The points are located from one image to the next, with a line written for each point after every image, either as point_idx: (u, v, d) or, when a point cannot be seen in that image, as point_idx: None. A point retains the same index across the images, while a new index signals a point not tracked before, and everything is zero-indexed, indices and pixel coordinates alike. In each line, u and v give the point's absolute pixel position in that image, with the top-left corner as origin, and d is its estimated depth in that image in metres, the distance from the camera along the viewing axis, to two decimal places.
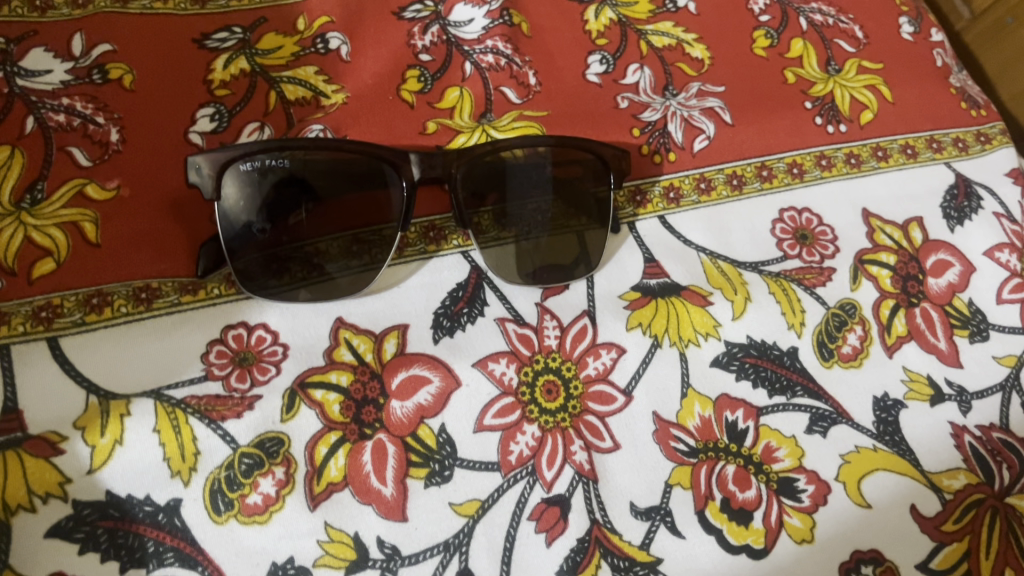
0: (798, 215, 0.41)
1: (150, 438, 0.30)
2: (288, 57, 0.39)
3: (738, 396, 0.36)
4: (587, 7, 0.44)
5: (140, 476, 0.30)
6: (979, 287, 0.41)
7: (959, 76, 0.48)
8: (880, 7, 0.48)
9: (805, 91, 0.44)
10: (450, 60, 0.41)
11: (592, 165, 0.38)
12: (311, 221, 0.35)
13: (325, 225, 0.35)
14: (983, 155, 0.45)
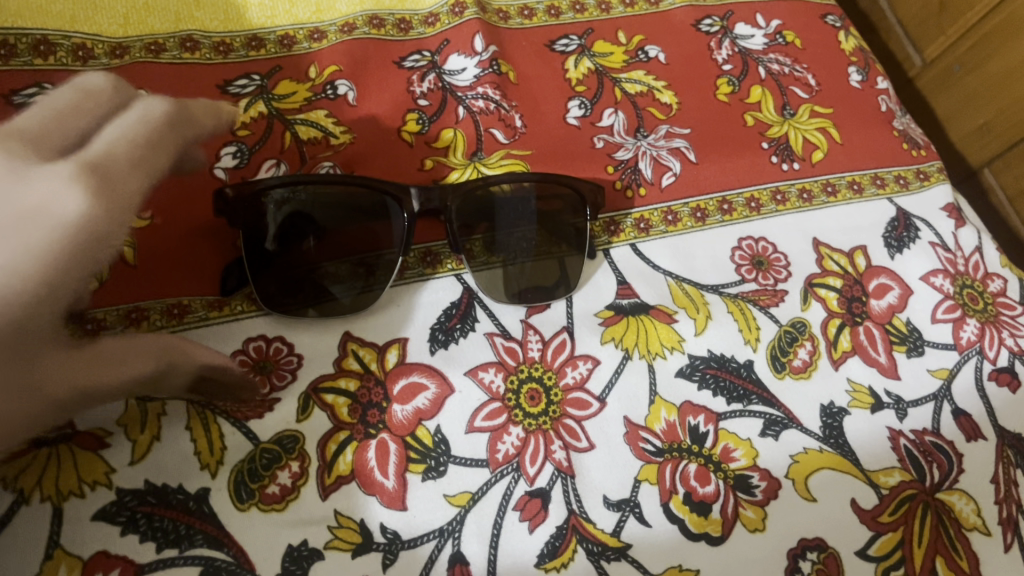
0: (755, 243, 0.46)
1: (184, 434, 0.35)
2: (301, 101, 0.44)
3: (700, 402, 0.41)
4: (567, 58, 0.50)
5: (175, 467, 0.34)
6: (915, 308, 0.46)
7: (902, 120, 0.53)
8: (832, 57, 0.54)
9: (763, 133, 0.50)
10: (445, 105, 0.46)
11: (574, 200, 0.43)
12: (318, 248, 0.39)
13: (330, 252, 0.40)
14: (922, 191, 0.50)
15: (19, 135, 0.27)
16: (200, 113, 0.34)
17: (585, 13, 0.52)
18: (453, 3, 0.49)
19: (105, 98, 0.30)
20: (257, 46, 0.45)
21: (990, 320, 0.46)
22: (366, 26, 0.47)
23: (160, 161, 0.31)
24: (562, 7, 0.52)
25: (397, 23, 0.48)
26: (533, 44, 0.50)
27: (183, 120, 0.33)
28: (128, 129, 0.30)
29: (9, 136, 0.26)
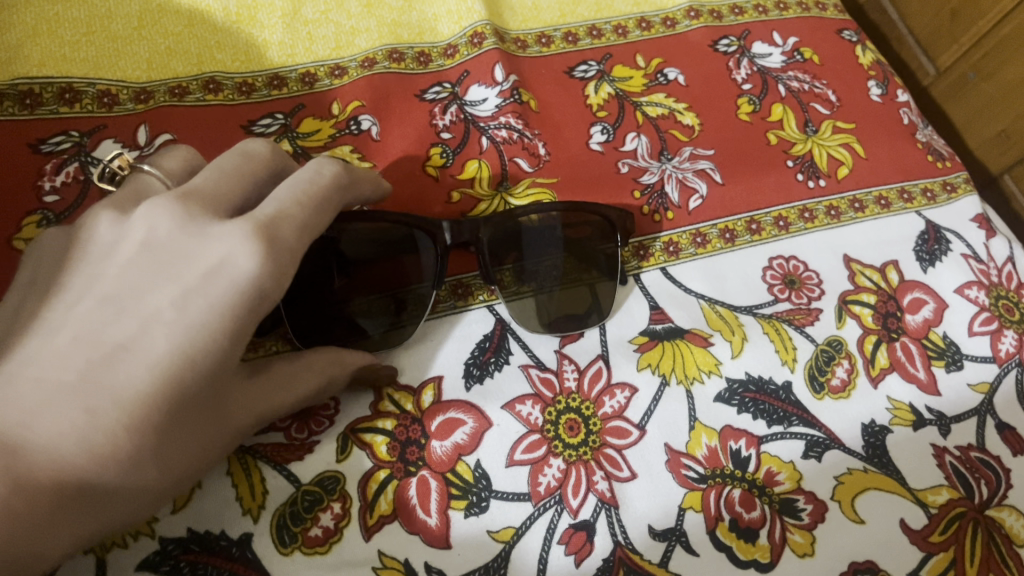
0: (785, 262, 0.46)
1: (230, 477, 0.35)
2: (326, 139, 0.44)
3: (740, 427, 0.40)
4: (587, 83, 0.50)
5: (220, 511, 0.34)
6: (952, 321, 0.45)
7: (924, 132, 0.53)
8: (850, 72, 0.54)
9: (787, 151, 0.49)
10: (468, 136, 0.46)
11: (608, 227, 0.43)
12: (348, 287, 0.39)
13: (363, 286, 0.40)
14: (950, 203, 0.50)
15: (204, 201, 0.32)
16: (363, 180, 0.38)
17: (602, 38, 0.52)
18: (471, 35, 0.49)
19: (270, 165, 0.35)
20: (279, 85, 0.45)
21: None
22: (386, 61, 0.47)
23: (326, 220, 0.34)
24: (579, 34, 0.52)
25: (417, 56, 0.48)
26: (552, 71, 0.50)
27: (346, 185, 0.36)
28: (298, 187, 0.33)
29: (196, 202, 0.32)
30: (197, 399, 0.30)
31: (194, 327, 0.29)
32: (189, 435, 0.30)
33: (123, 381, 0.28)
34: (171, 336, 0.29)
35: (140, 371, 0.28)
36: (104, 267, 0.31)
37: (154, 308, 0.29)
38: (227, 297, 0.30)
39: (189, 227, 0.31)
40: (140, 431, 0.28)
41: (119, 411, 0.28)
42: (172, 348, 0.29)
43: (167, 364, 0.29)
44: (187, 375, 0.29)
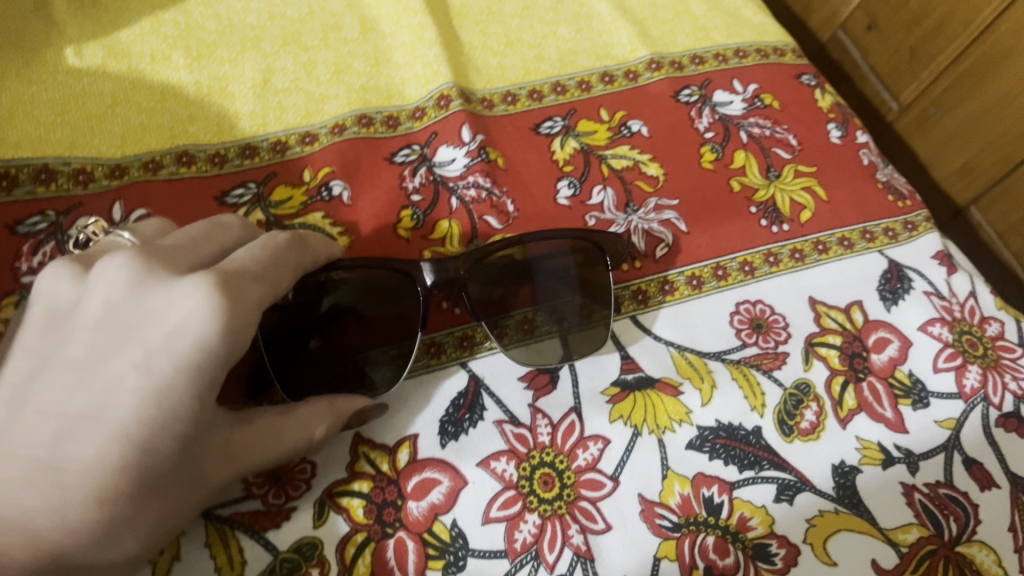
0: (752, 306, 0.47)
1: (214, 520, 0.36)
2: (298, 206, 0.45)
3: (712, 473, 0.41)
4: (553, 139, 0.51)
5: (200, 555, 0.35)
6: (917, 359, 0.46)
7: (885, 171, 0.54)
8: (810, 116, 0.56)
9: (750, 197, 0.51)
10: (438, 197, 0.47)
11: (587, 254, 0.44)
12: (343, 336, 0.40)
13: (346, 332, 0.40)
14: (911, 241, 0.51)
15: (162, 259, 0.33)
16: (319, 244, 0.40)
17: (566, 94, 0.53)
18: (437, 97, 0.51)
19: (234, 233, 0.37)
20: (251, 154, 0.46)
21: (991, 365, 0.46)
22: (356, 126, 0.49)
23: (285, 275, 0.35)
24: (543, 90, 0.53)
25: (385, 120, 0.50)
26: (519, 129, 0.51)
27: (303, 246, 0.38)
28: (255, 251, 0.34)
29: (153, 260, 0.32)
30: (170, 464, 0.30)
31: (159, 391, 0.29)
32: (161, 496, 0.30)
33: (89, 454, 0.29)
34: (134, 403, 0.29)
35: (106, 442, 0.29)
36: (75, 332, 0.32)
37: (119, 372, 0.30)
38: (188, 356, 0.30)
39: (145, 285, 0.31)
40: (111, 503, 0.29)
41: (89, 485, 0.29)
42: (136, 415, 0.29)
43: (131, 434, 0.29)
44: (156, 441, 0.29)
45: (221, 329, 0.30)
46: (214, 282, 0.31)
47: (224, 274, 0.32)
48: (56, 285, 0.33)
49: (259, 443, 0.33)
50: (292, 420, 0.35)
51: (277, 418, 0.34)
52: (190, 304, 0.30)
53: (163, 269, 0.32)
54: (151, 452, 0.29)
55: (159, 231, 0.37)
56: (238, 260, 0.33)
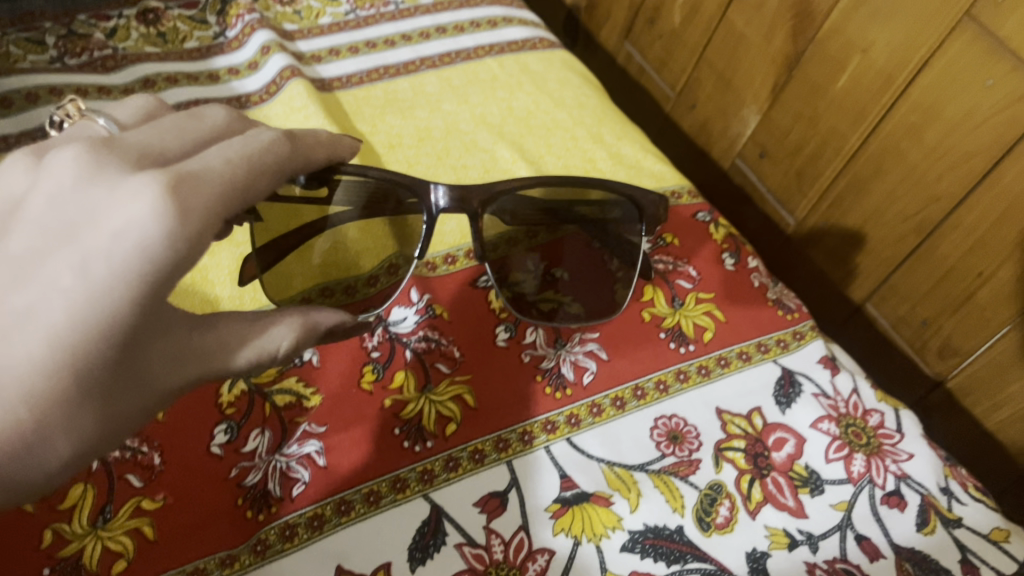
0: (668, 420, 0.55)
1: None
2: (275, 374, 0.53)
3: (644, 570, 0.48)
4: (489, 290, 0.60)
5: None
6: (811, 452, 0.54)
7: (774, 290, 0.64)
8: (707, 248, 0.66)
9: (659, 324, 0.60)
10: (394, 351, 0.56)
11: (624, 204, 0.56)
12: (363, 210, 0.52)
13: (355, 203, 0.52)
14: (799, 348, 0.60)
15: (118, 154, 0.36)
16: (309, 148, 0.43)
17: None
18: None
19: (208, 127, 0.40)
20: None
21: (874, 451, 0.55)
22: None
23: (260, 184, 0.37)
24: None
25: None
26: (459, 284, 0.60)
27: (287, 144, 0.40)
28: (230, 151, 0.37)
29: (106, 154, 0.36)
30: (104, 372, 0.35)
31: (93, 293, 0.32)
32: (105, 404, 0.36)
33: (22, 354, 0.33)
34: (65, 305, 0.33)
35: (37, 342, 0.33)
36: (21, 224, 0.36)
37: (55, 271, 0.33)
38: (127, 260, 0.32)
39: (93, 181, 0.34)
40: (40, 410, 0.34)
41: (21, 391, 0.33)
42: (67, 318, 0.33)
43: (60, 334, 0.33)
44: (89, 347, 0.33)
45: (159, 239, 0.32)
46: (163, 185, 0.33)
47: (179, 174, 0.34)
48: (12, 178, 0.38)
49: (223, 343, 0.40)
50: (254, 326, 0.41)
51: (239, 328, 0.40)
52: (130, 211, 0.32)
53: (114, 166, 0.35)
54: (84, 354, 0.34)
55: (134, 119, 0.44)
56: (204, 165, 0.35)
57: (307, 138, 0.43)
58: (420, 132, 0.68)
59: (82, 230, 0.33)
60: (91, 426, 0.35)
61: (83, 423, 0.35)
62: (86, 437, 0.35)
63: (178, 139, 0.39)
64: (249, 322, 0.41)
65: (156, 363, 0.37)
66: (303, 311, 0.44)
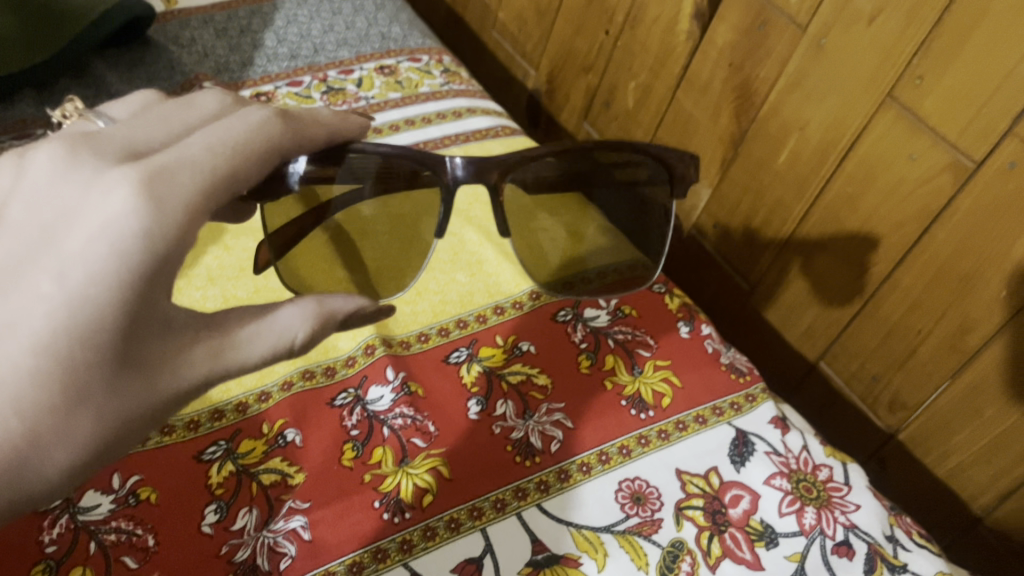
0: (632, 482, 0.59)
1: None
2: (260, 454, 0.56)
3: None
4: (460, 366, 0.64)
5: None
6: (765, 507, 0.58)
7: (727, 355, 0.69)
8: (663, 318, 0.70)
9: (620, 392, 0.64)
10: (372, 428, 0.59)
11: (653, 166, 0.61)
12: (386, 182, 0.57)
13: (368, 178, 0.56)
14: (752, 410, 0.64)
15: (100, 154, 0.44)
16: (309, 126, 0.52)
17: (468, 327, 0.67)
18: (365, 346, 0.64)
19: (200, 112, 0.50)
20: (219, 416, 0.58)
21: (824, 504, 0.59)
22: (301, 380, 0.61)
23: (244, 164, 0.46)
24: (449, 327, 0.67)
25: (325, 371, 0.62)
26: (432, 361, 0.64)
27: (280, 123, 0.49)
28: (213, 138, 0.46)
29: (88, 158, 0.43)
30: (87, 376, 0.40)
31: (73, 294, 0.40)
32: (98, 409, 0.41)
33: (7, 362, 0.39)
34: (47, 310, 0.40)
35: (23, 352, 0.39)
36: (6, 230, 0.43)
37: (38, 280, 0.40)
38: (104, 258, 0.40)
39: (76, 186, 0.42)
40: (27, 417, 0.39)
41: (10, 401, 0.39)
42: (49, 324, 0.39)
43: (43, 342, 0.39)
44: (73, 352, 0.40)
45: (139, 231, 0.40)
46: (138, 181, 0.41)
47: (152, 170, 0.42)
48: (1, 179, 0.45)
49: (240, 337, 0.45)
50: (271, 319, 0.47)
51: (248, 326, 0.46)
52: (115, 206, 0.41)
53: (92, 168, 0.43)
54: (68, 357, 0.40)
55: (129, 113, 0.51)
56: (196, 153, 0.44)
57: (304, 118, 0.52)
58: None
59: (64, 235, 0.41)
60: (83, 431, 0.41)
61: (75, 426, 0.41)
62: (76, 442, 0.41)
63: (164, 131, 0.47)
64: (265, 317, 0.47)
65: (166, 358, 0.43)
66: (320, 298, 0.49)
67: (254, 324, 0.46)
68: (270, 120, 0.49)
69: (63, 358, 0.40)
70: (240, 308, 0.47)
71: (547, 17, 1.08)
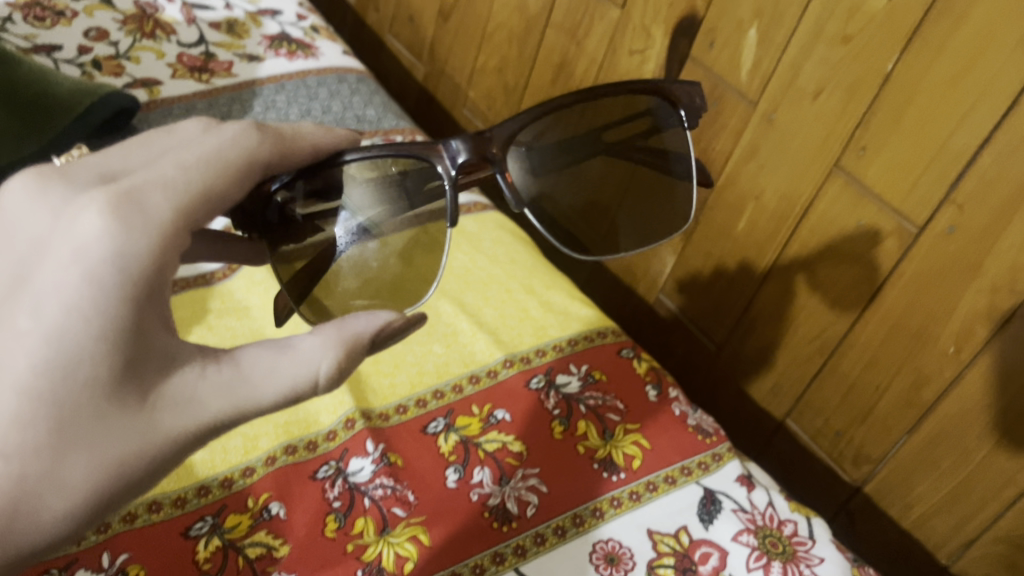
0: (606, 543, 0.61)
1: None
2: (246, 528, 0.58)
3: None
4: (438, 435, 0.67)
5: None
6: (734, 562, 0.61)
7: (694, 417, 0.72)
8: (632, 383, 0.74)
9: (592, 456, 0.67)
10: (353, 499, 0.61)
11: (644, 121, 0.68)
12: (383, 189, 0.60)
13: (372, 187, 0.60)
14: (719, 469, 0.68)
15: (76, 184, 0.46)
16: (297, 149, 0.57)
17: (445, 397, 0.70)
18: (345, 419, 0.66)
19: (176, 133, 0.52)
20: (205, 492, 0.60)
21: (790, 558, 0.62)
22: (284, 455, 0.63)
23: (217, 179, 0.49)
24: (426, 398, 0.69)
25: (307, 445, 0.64)
26: (411, 432, 0.67)
27: (252, 138, 0.53)
28: (186, 160, 0.49)
29: (62, 192, 0.46)
30: (74, 414, 0.42)
31: (51, 328, 0.41)
32: (88, 448, 0.42)
33: None
34: (30, 351, 0.41)
35: (11, 396, 0.41)
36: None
37: (21, 322, 0.42)
38: (77, 287, 0.42)
39: (53, 223, 0.45)
40: (19, 461, 0.41)
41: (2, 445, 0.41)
42: (31, 363, 0.41)
43: (28, 384, 0.41)
44: (58, 391, 0.41)
45: (107, 256, 0.42)
46: (107, 204, 0.44)
47: (120, 194, 0.45)
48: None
49: (255, 371, 0.46)
50: (291, 352, 0.47)
51: (261, 359, 0.46)
52: (85, 233, 0.43)
53: (68, 200, 0.45)
54: (54, 396, 0.41)
55: None
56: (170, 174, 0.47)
57: (295, 142, 0.57)
58: None
59: (40, 271, 0.43)
60: (76, 473, 0.42)
61: (68, 467, 0.42)
62: (71, 485, 0.42)
63: (137, 153, 0.49)
64: (286, 351, 0.47)
65: (168, 391, 0.44)
66: (341, 323, 0.49)
67: (271, 359, 0.46)
68: (242, 134, 0.53)
69: (49, 398, 0.41)
70: (263, 342, 0.48)
71: (515, 95, 1.13)
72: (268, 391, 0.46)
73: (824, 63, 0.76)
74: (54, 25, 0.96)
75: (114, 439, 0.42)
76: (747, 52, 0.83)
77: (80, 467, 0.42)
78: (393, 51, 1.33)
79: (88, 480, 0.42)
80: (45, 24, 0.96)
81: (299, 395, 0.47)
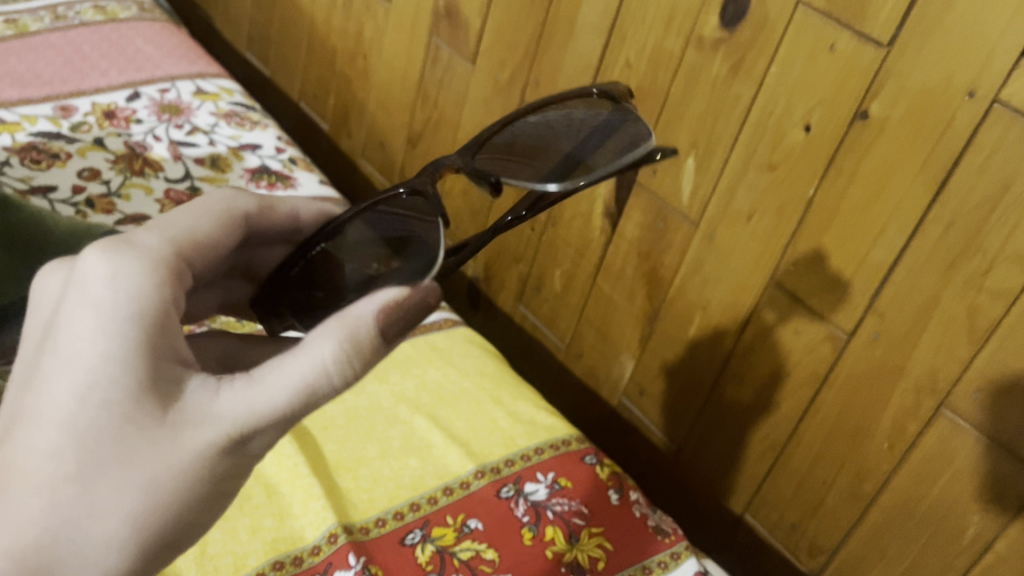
0: None
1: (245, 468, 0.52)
2: None
3: None
4: (415, 546, 0.71)
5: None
6: None
7: (653, 517, 0.79)
8: (595, 487, 0.79)
9: (560, 560, 0.72)
10: None
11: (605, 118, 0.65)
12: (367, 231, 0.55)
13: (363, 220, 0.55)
14: (677, 566, 0.75)
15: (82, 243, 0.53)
16: (279, 211, 0.64)
17: (420, 509, 0.75)
18: (328, 535, 0.70)
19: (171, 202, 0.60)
20: None
21: None
22: (273, 571, 0.67)
23: (201, 223, 0.57)
24: (403, 511, 0.74)
25: (293, 560, 0.69)
26: (390, 544, 0.71)
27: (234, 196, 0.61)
28: (175, 215, 0.57)
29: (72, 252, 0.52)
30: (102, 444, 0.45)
31: (71, 365, 0.46)
32: (122, 476, 0.45)
33: (33, 447, 0.45)
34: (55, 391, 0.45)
35: (45, 435, 0.45)
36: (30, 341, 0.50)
37: (46, 367, 0.46)
38: (86, 321, 0.46)
39: (65, 279, 0.50)
40: (59, 497, 0.45)
41: (42, 483, 0.45)
42: (59, 401, 0.45)
43: (59, 421, 0.45)
44: (84, 424, 0.45)
45: (106, 288, 0.47)
46: (102, 246, 0.49)
47: (116, 241, 0.50)
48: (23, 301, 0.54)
49: (266, 379, 0.47)
50: (298, 352, 0.47)
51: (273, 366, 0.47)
52: (88, 274, 0.48)
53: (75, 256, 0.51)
54: (81, 429, 0.45)
55: None
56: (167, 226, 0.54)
57: (279, 206, 0.64)
58: (350, 417, 0.82)
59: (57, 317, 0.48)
60: (113, 502, 0.45)
61: (107, 495, 0.45)
62: (111, 512, 0.45)
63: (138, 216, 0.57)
64: (293, 352, 0.47)
65: (186, 412, 0.46)
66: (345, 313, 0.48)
67: (282, 361, 0.47)
68: (228, 194, 0.60)
69: (74, 442, 0.45)
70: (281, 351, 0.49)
71: (480, 215, 1.21)
72: (280, 397, 0.46)
73: (754, 189, 0.85)
74: (50, 167, 1.04)
75: (137, 465, 0.45)
76: (686, 179, 0.92)
77: (112, 497, 0.45)
78: (364, 174, 1.42)
79: (121, 508, 0.45)
80: (42, 166, 1.03)
81: (312, 394, 0.47)
